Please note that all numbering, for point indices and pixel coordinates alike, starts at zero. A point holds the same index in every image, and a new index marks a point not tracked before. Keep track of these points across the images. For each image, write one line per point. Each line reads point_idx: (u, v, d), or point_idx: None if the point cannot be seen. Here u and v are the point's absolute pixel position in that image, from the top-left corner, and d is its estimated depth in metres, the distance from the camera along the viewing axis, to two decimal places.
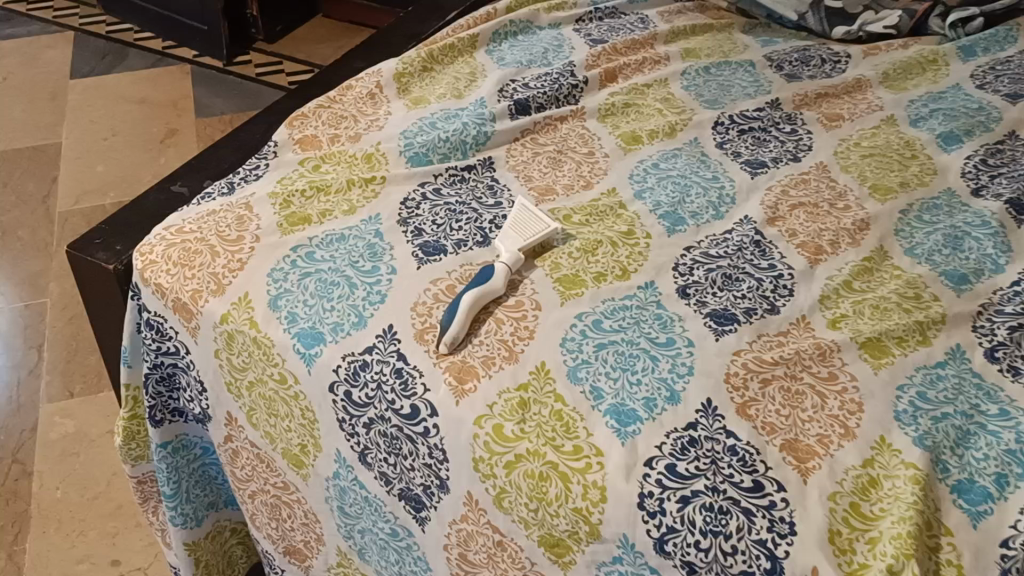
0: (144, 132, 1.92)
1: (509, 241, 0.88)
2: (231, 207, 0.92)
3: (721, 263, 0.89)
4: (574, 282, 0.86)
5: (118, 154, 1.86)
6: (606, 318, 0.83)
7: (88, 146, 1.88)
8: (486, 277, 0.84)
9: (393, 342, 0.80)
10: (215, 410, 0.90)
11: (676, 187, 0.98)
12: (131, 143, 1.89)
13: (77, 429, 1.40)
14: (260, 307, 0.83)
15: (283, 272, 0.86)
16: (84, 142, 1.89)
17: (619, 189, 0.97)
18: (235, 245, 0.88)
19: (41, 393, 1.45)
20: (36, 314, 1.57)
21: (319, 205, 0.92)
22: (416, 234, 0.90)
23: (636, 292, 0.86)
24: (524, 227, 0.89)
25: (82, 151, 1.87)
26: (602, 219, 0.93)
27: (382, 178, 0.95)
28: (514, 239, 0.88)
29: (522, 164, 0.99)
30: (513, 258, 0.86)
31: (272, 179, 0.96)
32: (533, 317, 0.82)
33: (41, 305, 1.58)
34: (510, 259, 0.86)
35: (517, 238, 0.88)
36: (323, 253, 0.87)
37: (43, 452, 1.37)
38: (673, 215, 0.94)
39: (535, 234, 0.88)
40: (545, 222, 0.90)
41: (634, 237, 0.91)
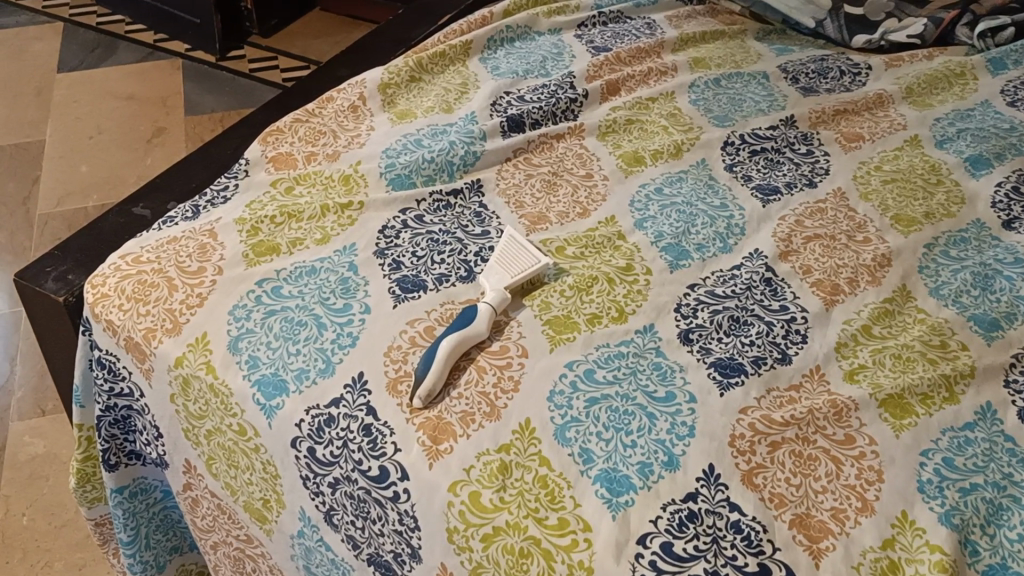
0: (130, 130, 1.85)
1: (496, 277, 0.80)
2: (193, 234, 0.84)
3: (728, 304, 0.81)
4: (565, 325, 0.78)
5: (103, 154, 1.78)
6: (599, 368, 0.75)
7: (72, 145, 1.81)
8: (467, 318, 0.76)
9: (363, 393, 0.72)
10: (173, 456, 0.82)
11: (681, 215, 0.90)
12: (117, 142, 1.81)
13: (47, 451, 1.33)
14: (218, 350, 0.76)
15: (246, 310, 0.78)
16: (68, 140, 1.82)
17: (618, 218, 0.89)
18: (195, 278, 0.80)
19: (12, 410, 1.38)
20: (11, 324, 1.50)
21: (290, 233, 0.84)
22: (394, 267, 0.82)
23: (634, 337, 0.78)
24: (513, 261, 0.81)
25: (66, 150, 1.79)
26: (598, 252, 0.85)
27: (360, 203, 0.87)
28: (502, 276, 0.80)
29: (514, 188, 0.91)
30: (499, 296, 0.78)
31: (240, 202, 0.88)
32: (518, 366, 0.75)
33: (18, 314, 1.51)
34: (496, 298, 0.78)
35: (505, 274, 0.80)
36: (291, 288, 0.80)
37: (9, 475, 1.29)
38: (676, 248, 0.86)
39: (524, 269, 0.80)
40: (536, 255, 0.82)
41: (633, 273, 0.83)
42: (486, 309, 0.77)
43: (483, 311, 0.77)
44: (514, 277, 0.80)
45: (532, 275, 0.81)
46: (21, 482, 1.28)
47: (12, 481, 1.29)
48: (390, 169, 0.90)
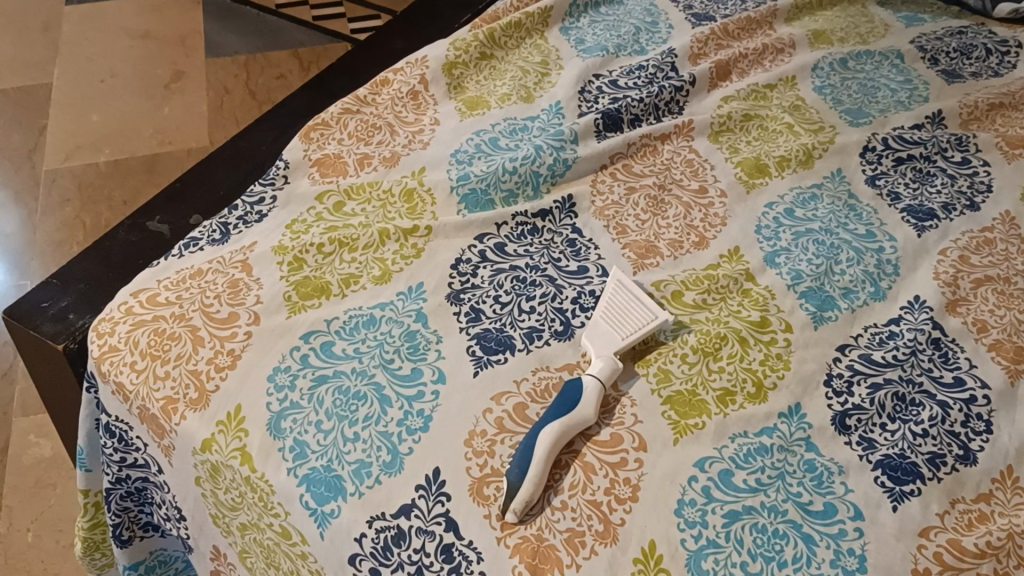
0: (146, 73, 1.67)
1: (603, 338, 0.64)
2: (223, 265, 0.68)
3: (890, 375, 0.65)
4: (690, 404, 0.62)
5: (116, 101, 1.61)
6: (737, 469, 0.59)
7: (82, 90, 1.63)
8: (572, 397, 0.60)
9: (439, 500, 0.57)
10: (198, 540, 0.67)
11: (820, 249, 0.73)
12: (131, 88, 1.64)
13: (55, 454, 1.18)
14: (256, 433, 0.60)
15: (289, 376, 0.62)
16: (77, 85, 1.64)
17: (743, 250, 0.72)
18: (226, 330, 0.64)
19: (16, 404, 1.23)
20: None
21: (342, 268, 0.68)
22: (472, 319, 0.66)
23: (777, 422, 0.62)
24: (624, 316, 0.65)
25: (75, 96, 1.62)
26: (723, 299, 0.68)
27: (428, 228, 0.70)
28: (611, 336, 0.64)
29: (614, 208, 0.75)
30: (609, 366, 0.62)
31: (280, 222, 0.72)
32: (635, 463, 0.59)
33: None
34: (605, 369, 0.62)
35: (615, 335, 0.64)
36: (345, 347, 0.64)
37: (14, 481, 1.15)
38: (818, 295, 0.69)
39: (639, 328, 0.64)
40: (654, 307, 0.65)
41: (769, 329, 0.67)
42: (594, 384, 0.61)
43: (591, 387, 0.61)
44: (626, 338, 0.63)
45: (647, 334, 0.64)
46: (24, 490, 1.14)
47: (14, 488, 1.14)
48: (462, 182, 0.74)
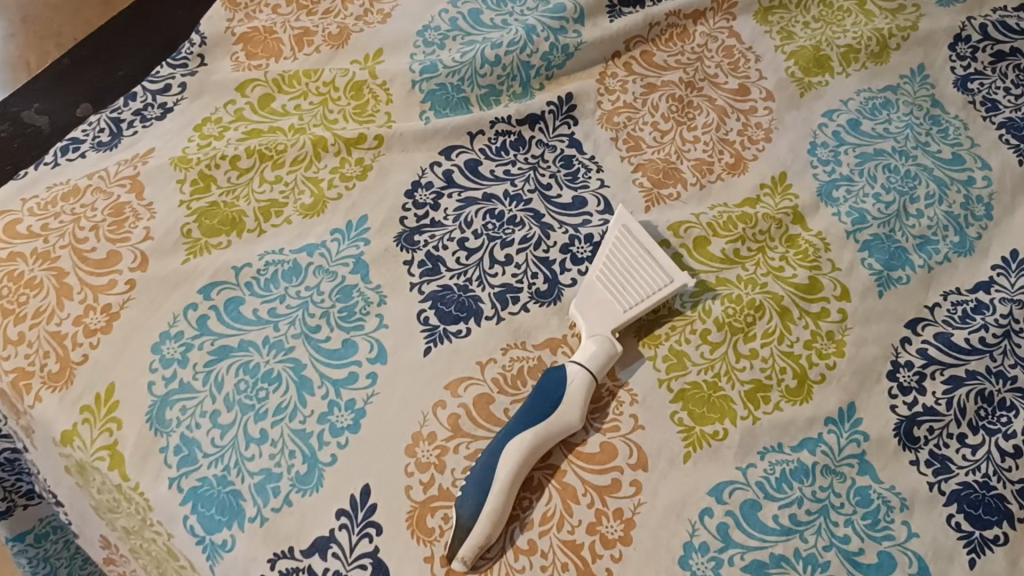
0: None
1: (598, 308, 0.48)
2: (105, 183, 0.52)
3: (975, 367, 0.49)
4: (709, 404, 0.47)
5: None
6: (765, 501, 0.45)
7: None
8: (555, 394, 0.45)
9: (366, 534, 0.43)
10: (83, 526, 0.54)
11: (893, 179, 0.56)
12: None
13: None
14: (132, 426, 0.45)
15: (181, 347, 0.47)
16: None
17: (791, 179, 0.55)
18: (102, 278, 0.49)
19: None
20: None
21: (261, 192, 0.52)
22: (429, 272, 0.50)
23: (821, 432, 0.47)
24: (630, 278, 0.49)
25: None
26: (761, 250, 0.52)
27: (377, 137, 0.54)
28: (609, 307, 0.48)
29: (626, 112, 0.57)
30: (602, 349, 0.46)
31: (188, 122, 0.55)
32: (630, 488, 0.45)
33: None
34: (598, 354, 0.46)
35: (615, 305, 0.48)
36: (257, 306, 0.48)
37: None
38: (886, 246, 0.53)
39: (648, 295, 0.48)
40: (670, 266, 0.49)
41: (819, 295, 0.51)
42: (581, 376, 0.46)
43: (576, 379, 0.46)
44: (629, 309, 0.48)
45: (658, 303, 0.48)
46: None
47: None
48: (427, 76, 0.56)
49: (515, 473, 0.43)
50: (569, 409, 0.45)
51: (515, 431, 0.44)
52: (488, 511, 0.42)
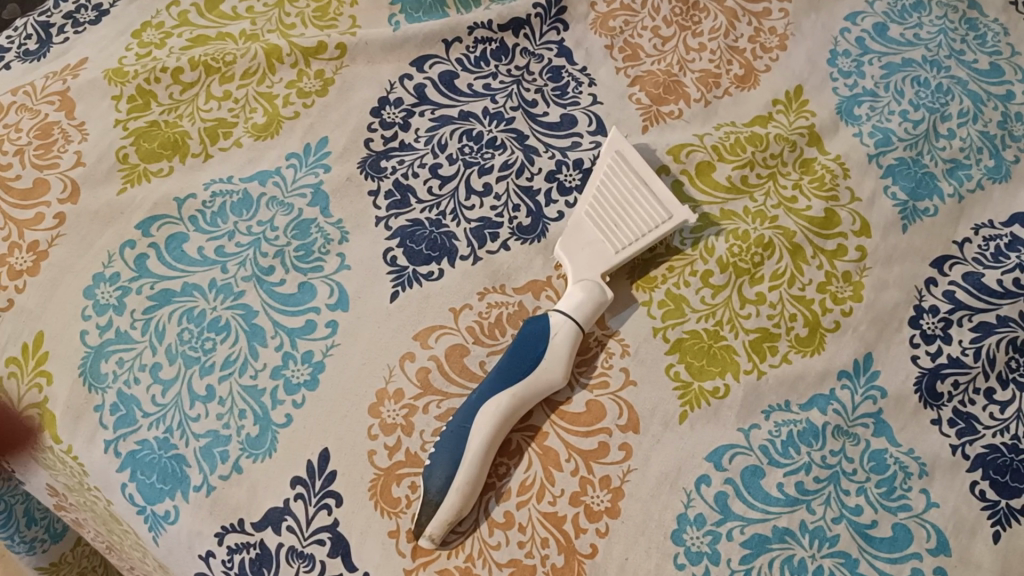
0: None
1: (587, 249, 0.42)
2: (31, 99, 0.46)
3: (1007, 312, 0.44)
4: (709, 356, 0.42)
5: None
6: (770, 467, 0.40)
7: None
8: (538, 347, 0.40)
9: (324, 506, 0.38)
10: (28, 475, 0.50)
11: (922, 95, 0.49)
12: None
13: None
14: (62, 381, 0.40)
15: (117, 291, 0.42)
16: None
17: (808, 94, 0.49)
18: (28, 212, 0.43)
19: None
20: None
21: (208, 110, 0.46)
22: (397, 205, 0.44)
23: (834, 389, 0.42)
24: (624, 212, 0.43)
25: None
26: (773, 178, 0.46)
27: (339, 46, 0.48)
28: (600, 247, 0.42)
29: (623, 16, 0.51)
30: (591, 297, 0.41)
31: (125, 28, 0.49)
32: (619, 453, 0.40)
33: None
34: (586, 302, 0.41)
35: (607, 246, 0.42)
36: (203, 244, 0.43)
37: None
38: (911, 172, 0.47)
39: (643, 234, 0.42)
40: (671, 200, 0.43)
41: (835, 230, 0.45)
42: (566, 326, 0.41)
43: (561, 329, 0.41)
44: (622, 251, 0.42)
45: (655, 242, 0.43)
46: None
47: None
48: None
49: (489, 438, 0.38)
50: (553, 363, 0.40)
51: (494, 387, 0.39)
52: (460, 482, 0.38)
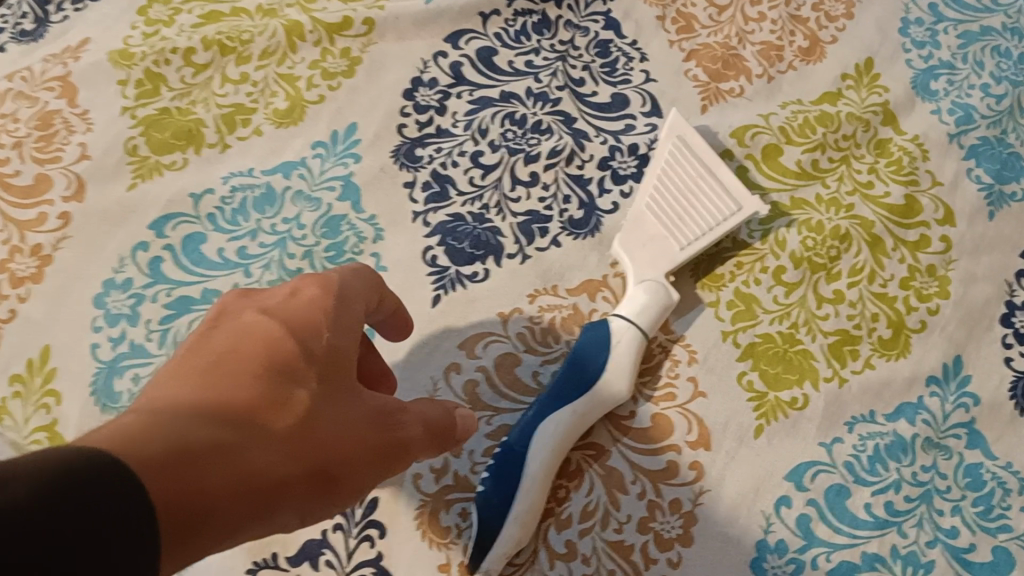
0: None
1: (647, 244, 0.39)
2: (29, 84, 0.42)
3: None
4: (785, 362, 0.38)
5: None
6: (856, 487, 0.36)
7: None
8: (600, 358, 0.36)
9: (367, 537, 0.35)
10: None
11: (1003, 67, 0.45)
12: None
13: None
14: (74, 401, 0.36)
15: (130, 299, 0.38)
16: None
17: (879, 67, 0.45)
18: (30, 211, 0.39)
19: None
20: None
21: (224, 94, 0.42)
22: (435, 197, 0.40)
23: (923, 396, 0.38)
24: (688, 203, 0.39)
25: None
26: (845, 160, 0.42)
27: (366, 21, 0.43)
28: (662, 243, 0.39)
29: None
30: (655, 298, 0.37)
31: (130, 3, 0.44)
32: (690, 472, 0.36)
33: None
34: (650, 305, 0.37)
35: (670, 241, 0.39)
36: (223, 245, 0.39)
37: None
38: (996, 152, 0.43)
39: (711, 227, 0.38)
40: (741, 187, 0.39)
41: (917, 219, 0.41)
42: (629, 332, 0.37)
43: (624, 336, 0.36)
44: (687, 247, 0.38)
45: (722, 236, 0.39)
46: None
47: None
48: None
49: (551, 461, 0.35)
50: (617, 375, 0.36)
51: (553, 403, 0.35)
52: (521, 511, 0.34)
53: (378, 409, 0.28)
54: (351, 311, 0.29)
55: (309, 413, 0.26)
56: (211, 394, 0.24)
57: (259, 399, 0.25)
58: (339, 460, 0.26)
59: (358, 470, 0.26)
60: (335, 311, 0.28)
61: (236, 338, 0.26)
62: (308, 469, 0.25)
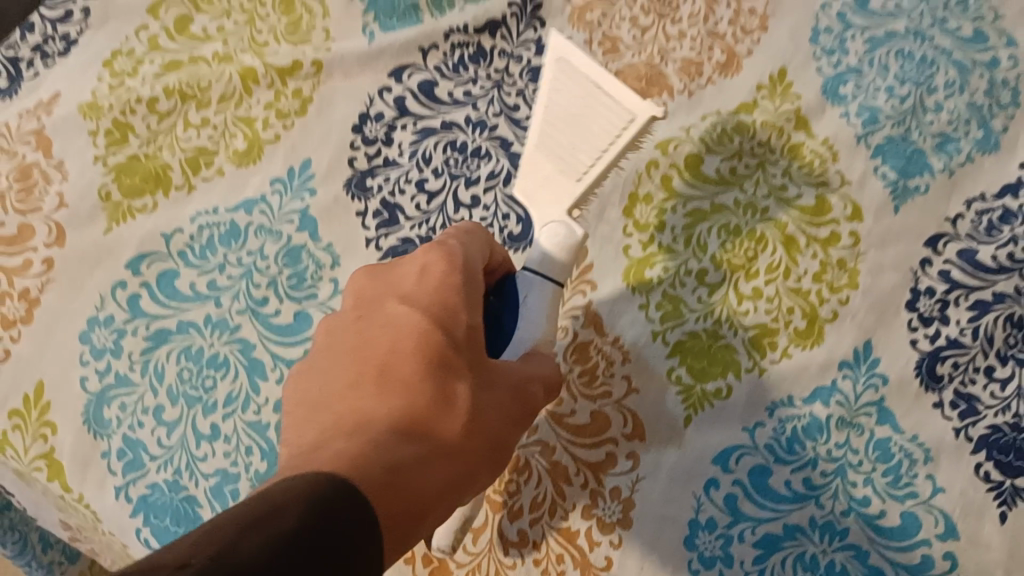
0: None
1: (544, 176, 0.40)
2: (8, 140, 0.46)
3: (1004, 287, 0.43)
4: (709, 357, 0.42)
5: None
6: (777, 465, 0.40)
7: None
8: (512, 316, 0.37)
9: None
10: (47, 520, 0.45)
11: (907, 69, 0.48)
12: None
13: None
14: (66, 429, 0.41)
15: (113, 335, 0.42)
16: None
17: (793, 75, 0.48)
18: (16, 258, 0.43)
19: None
20: None
21: (187, 138, 0.46)
22: (386, 223, 0.44)
23: (836, 379, 0.42)
24: (578, 128, 0.39)
25: None
26: (761, 167, 0.46)
27: (315, 63, 0.47)
28: (557, 164, 0.40)
29: (601, 8, 0.50)
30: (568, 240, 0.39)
31: (96, 56, 0.48)
32: (627, 461, 0.41)
33: None
34: (551, 256, 0.38)
35: (563, 179, 0.40)
36: (194, 280, 0.43)
37: None
38: (902, 150, 0.46)
39: (597, 157, 0.38)
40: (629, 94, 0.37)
41: (827, 217, 0.45)
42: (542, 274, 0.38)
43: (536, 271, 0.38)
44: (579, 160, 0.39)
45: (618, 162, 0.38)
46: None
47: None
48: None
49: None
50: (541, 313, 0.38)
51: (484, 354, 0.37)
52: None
53: (514, 383, 0.33)
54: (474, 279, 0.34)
55: (473, 398, 0.31)
56: (396, 408, 0.29)
57: (432, 403, 0.30)
58: (502, 438, 0.32)
59: (513, 439, 0.32)
60: (463, 286, 0.33)
61: (382, 337, 0.32)
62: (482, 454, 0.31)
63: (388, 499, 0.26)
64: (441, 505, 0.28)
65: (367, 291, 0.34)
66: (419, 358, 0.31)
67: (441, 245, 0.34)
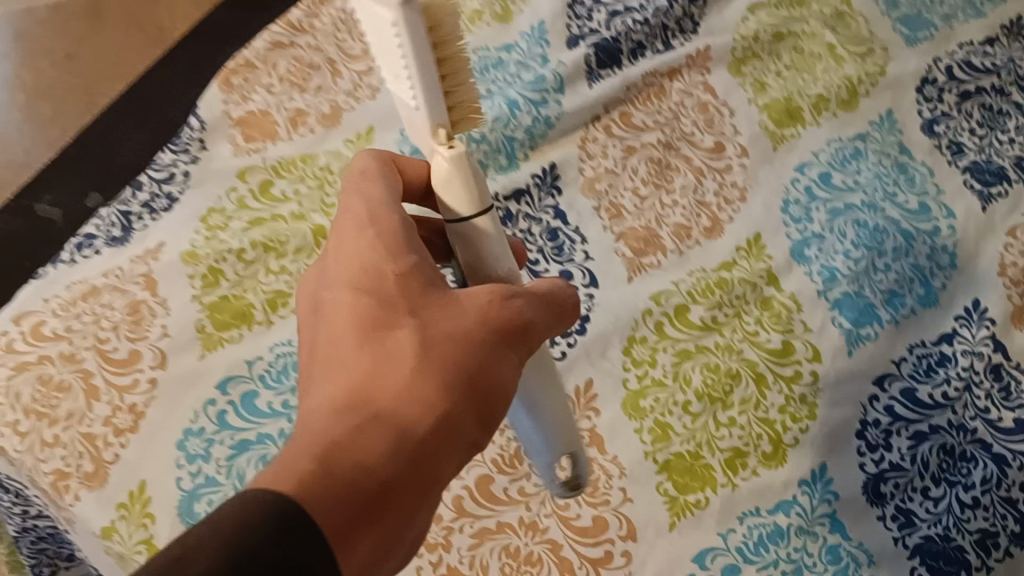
0: None
1: (411, 120, 0.37)
2: (120, 280, 0.56)
3: (937, 422, 0.53)
4: (691, 473, 0.51)
5: None
6: (745, 564, 0.48)
7: None
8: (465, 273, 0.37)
9: None
10: None
11: (862, 235, 0.58)
12: None
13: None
14: (164, 520, 0.49)
15: (204, 443, 0.52)
16: None
17: (765, 239, 0.59)
18: (126, 377, 0.53)
19: None
20: None
21: (268, 282, 0.57)
22: None
23: (796, 494, 0.50)
24: (386, 56, 0.34)
25: None
26: (737, 315, 0.56)
27: None
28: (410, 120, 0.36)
29: (607, 179, 0.60)
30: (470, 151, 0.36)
31: (193, 213, 0.60)
32: (621, 558, 0.48)
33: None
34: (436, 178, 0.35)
35: (415, 115, 0.36)
36: (271, 399, 0.54)
37: None
38: (856, 303, 0.56)
39: (408, 76, 0.34)
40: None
41: (791, 358, 0.54)
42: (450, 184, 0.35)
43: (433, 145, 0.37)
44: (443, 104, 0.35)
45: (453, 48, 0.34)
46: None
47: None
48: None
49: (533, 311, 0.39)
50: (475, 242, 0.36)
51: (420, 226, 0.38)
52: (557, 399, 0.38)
53: (482, 296, 0.34)
54: (393, 212, 0.35)
55: (417, 342, 0.32)
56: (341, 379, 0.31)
57: (371, 363, 0.31)
58: (473, 355, 0.32)
59: (487, 350, 0.33)
60: (374, 240, 0.34)
61: (323, 335, 0.33)
62: (450, 381, 0.32)
63: (322, 479, 0.27)
64: (402, 450, 0.29)
65: (309, 304, 0.36)
66: (350, 334, 0.32)
67: (348, 219, 0.36)
